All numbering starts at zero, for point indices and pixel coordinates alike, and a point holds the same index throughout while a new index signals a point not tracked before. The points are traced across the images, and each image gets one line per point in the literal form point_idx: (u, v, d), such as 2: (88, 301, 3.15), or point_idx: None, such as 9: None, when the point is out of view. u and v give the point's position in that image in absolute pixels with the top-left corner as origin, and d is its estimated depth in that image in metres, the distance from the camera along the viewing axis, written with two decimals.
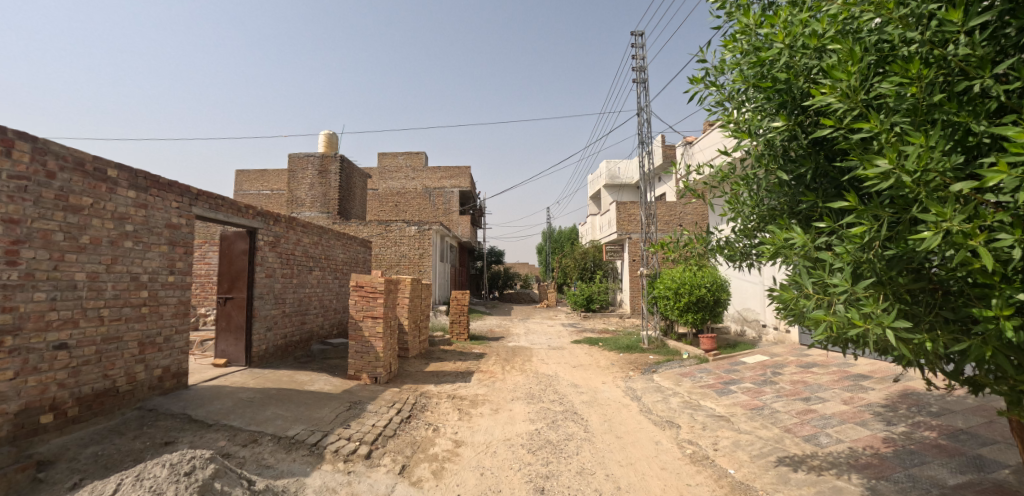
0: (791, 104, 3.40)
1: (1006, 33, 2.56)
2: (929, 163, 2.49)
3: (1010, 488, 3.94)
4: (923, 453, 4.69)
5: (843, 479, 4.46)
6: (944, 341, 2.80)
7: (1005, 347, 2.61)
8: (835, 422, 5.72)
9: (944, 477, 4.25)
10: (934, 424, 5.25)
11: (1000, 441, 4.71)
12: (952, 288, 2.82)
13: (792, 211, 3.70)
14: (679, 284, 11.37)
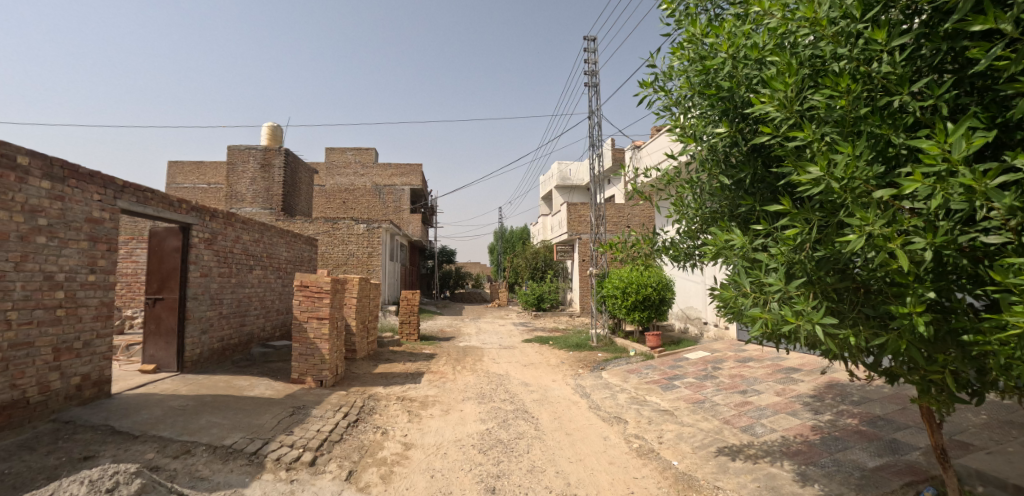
0: (733, 112, 3.54)
1: (921, 55, 2.72)
2: (856, 172, 2.64)
3: (920, 468, 4.25)
4: (846, 439, 4.99)
5: (776, 465, 4.68)
6: (865, 335, 2.99)
7: (917, 341, 2.81)
8: (770, 412, 6.01)
9: (864, 460, 4.53)
10: (855, 412, 5.62)
11: (913, 425, 5.09)
12: (871, 288, 3.00)
13: (732, 214, 3.86)
14: (626, 283, 11.66)
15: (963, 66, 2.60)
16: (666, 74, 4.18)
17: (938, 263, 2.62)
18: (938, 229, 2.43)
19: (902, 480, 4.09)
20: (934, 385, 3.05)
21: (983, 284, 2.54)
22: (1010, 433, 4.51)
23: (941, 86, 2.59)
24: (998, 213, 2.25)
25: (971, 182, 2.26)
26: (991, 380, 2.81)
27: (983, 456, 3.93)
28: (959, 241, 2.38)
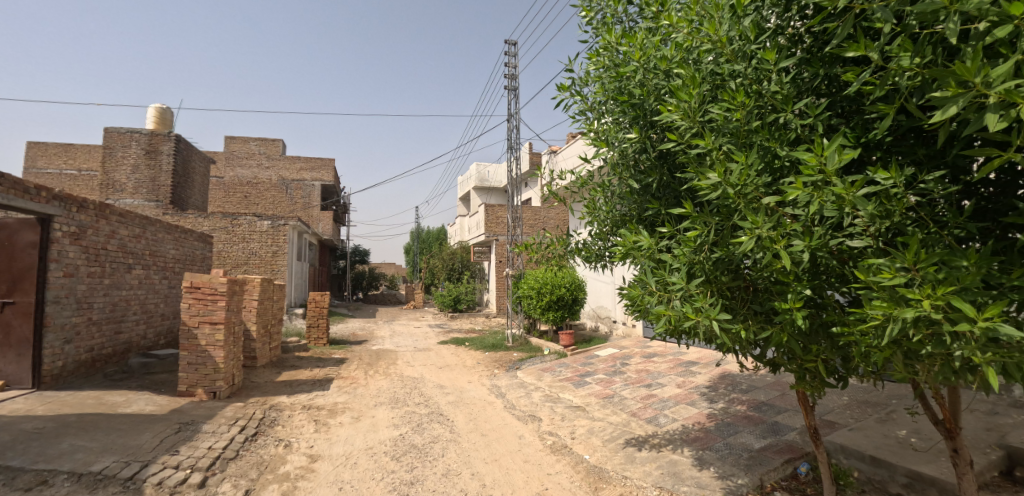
0: (643, 119, 3.72)
1: (803, 78, 3.02)
2: (748, 180, 2.86)
3: (796, 446, 4.71)
4: (736, 423, 5.41)
5: (677, 453, 4.97)
6: (753, 329, 3.26)
7: (796, 334, 3.10)
8: (671, 403, 6.39)
9: (751, 442, 4.94)
10: (744, 399, 6.12)
11: (792, 408, 5.63)
12: (759, 287, 3.28)
13: (639, 218, 4.05)
14: (541, 284, 11.91)
15: (836, 90, 2.90)
16: (582, 80, 4.30)
17: (814, 264, 2.90)
18: (815, 233, 2.68)
19: (782, 458, 4.49)
20: (808, 372, 3.38)
21: (850, 282, 2.85)
22: (866, 411, 5.12)
23: (819, 106, 2.86)
24: (863, 220, 2.53)
25: (842, 193, 2.51)
26: (855, 367, 3.16)
27: (846, 431, 4.35)
28: (831, 244, 2.65)
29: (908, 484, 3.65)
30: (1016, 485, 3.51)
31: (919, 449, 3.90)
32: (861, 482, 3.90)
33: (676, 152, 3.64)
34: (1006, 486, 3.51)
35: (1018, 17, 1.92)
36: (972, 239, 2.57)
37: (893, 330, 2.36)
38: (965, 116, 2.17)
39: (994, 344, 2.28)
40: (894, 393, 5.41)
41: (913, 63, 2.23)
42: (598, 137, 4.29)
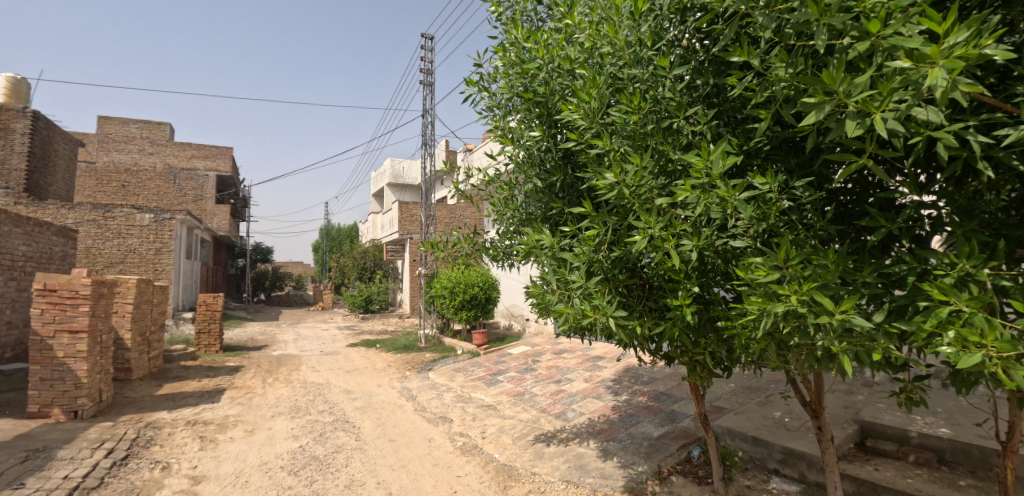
0: (547, 118, 3.78)
1: (695, 86, 3.20)
2: (642, 181, 3.02)
3: (690, 432, 5.06)
4: (638, 414, 5.72)
5: (584, 445, 5.16)
6: (648, 324, 3.46)
7: (686, 328, 3.33)
8: (579, 398, 6.62)
9: (651, 430, 5.23)
10: (644, 390, 6.47)
11: (686, 396, 6.04)
12: (654, 284, 3.49)
13: (544, 217, 4.11)
14: (454, 283, 11.84)
15: (722, 97, 3.08)
16: (489, 76, 4.27)
17: (702, 262, 3.13)
18: (702, 234, 2.91)
19: (678, 444, 4.81)
20: (698, 364, 3.63)
21: (732, 279, 3.11)
22: (749, 396, 5.62)
23: (707, 113, 3.07)
24: (744, 221, 2.78)
25: (725, 195, 2.77)
26: (738, 358, 3.43)
27: (732, 415, 4.73)
28: (716, 244, 2.88)
29: (782, 460, 4.03)
30: (868, 455, 3.98)
31: (791, 428, 4.32)
32: (744, 461, 4.27)
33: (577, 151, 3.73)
34: (861, 456, 3.96)
35: (874, 34, 2.17)
36: (833, 240, 2.89)
37: (767, 322, 2.61)
38: (828, 126, 2.44)
39: (849, 333, 2.60)
40: (772, 379, 5.97)
41: (788, 73, 2.45)
42: (503, 134, 4.25)
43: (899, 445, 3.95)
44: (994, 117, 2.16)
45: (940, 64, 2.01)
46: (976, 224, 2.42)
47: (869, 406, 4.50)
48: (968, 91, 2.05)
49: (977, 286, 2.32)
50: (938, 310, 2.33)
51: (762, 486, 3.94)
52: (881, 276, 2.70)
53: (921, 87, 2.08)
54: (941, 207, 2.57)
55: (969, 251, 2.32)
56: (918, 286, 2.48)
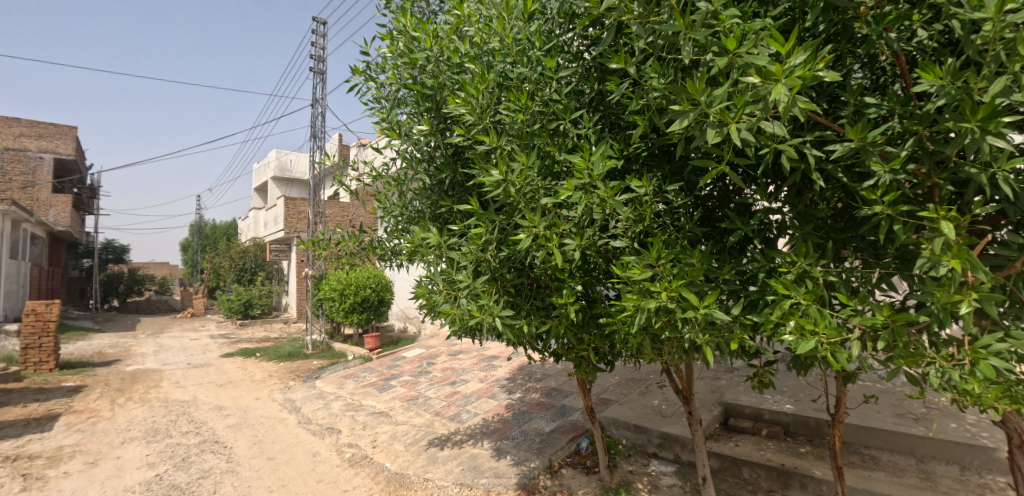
0: (436, 111, 3.59)
1: (581, 91, 3.32)
2: (527, 179, 3.09)
3: (579, 424, 5.29)
4: (531, 411, 5.87)
5: (477, 446, 5.18)
6: (534, 323, 3.54)
7: (571, 325, 3.46)
8: (474, 399, 6.64)
9: (543, 426, 5.39)
10: (536, 387, 6.66)
11: (576, 391, 6.31)
12: (541, 283, 3.59)
13: (433, 216, 3.97)
14: (344, 285, 11.28)
15: (607, 104, 3.23)
16: (377, 65, 4.03)
17: (584, 261, 3.28)
18: (584, 234, 3.05)
19: (568, 438, 5.00)
20: (584, 360, 3.78)
21: (612, 278, 3.28)
22: (631, 387, 5.99)
23: (590, 118, 3.21)
24: (622, 222, 2.96)
25: (605, 196, 2.92)
26: (619, 352, 3.62)
27: (617, 406, 5.01)
28: (597, 244, 3.05)
29: (660, 444, 4.35)
30: (731, 433, 4.39)
31: (667, 414, 4.67)
32: (627, 448, 4.54)
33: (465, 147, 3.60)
34: (725, 435, 4.36)
35: (731, 50, 2.39)
36: (700, 240, 3.16)
37: (641, 317, 2.80)
38: (693, 134, 2.67)
39: (711, 325, 2.87)
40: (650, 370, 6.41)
41: (660, 82, 2.64)
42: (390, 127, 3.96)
43: (754, 421, 4.42)
44: (823, 133, 2.51)
45: (782, 81, 2.26)
46: (811, 227, 2.78)
47: (731, 389, 4.97)
48: (804, 107, 2.34)
49: (811, 281, 2.67)
50: (782, 302, 2.66)
51: (643, 470, 4.21)
52: (738, 273, 3.01)
53: (766, 103, 2.32)
54: (785, 213, 2.90)
55: (806, 250, 2.68)
56: (766, 282, 2.80)
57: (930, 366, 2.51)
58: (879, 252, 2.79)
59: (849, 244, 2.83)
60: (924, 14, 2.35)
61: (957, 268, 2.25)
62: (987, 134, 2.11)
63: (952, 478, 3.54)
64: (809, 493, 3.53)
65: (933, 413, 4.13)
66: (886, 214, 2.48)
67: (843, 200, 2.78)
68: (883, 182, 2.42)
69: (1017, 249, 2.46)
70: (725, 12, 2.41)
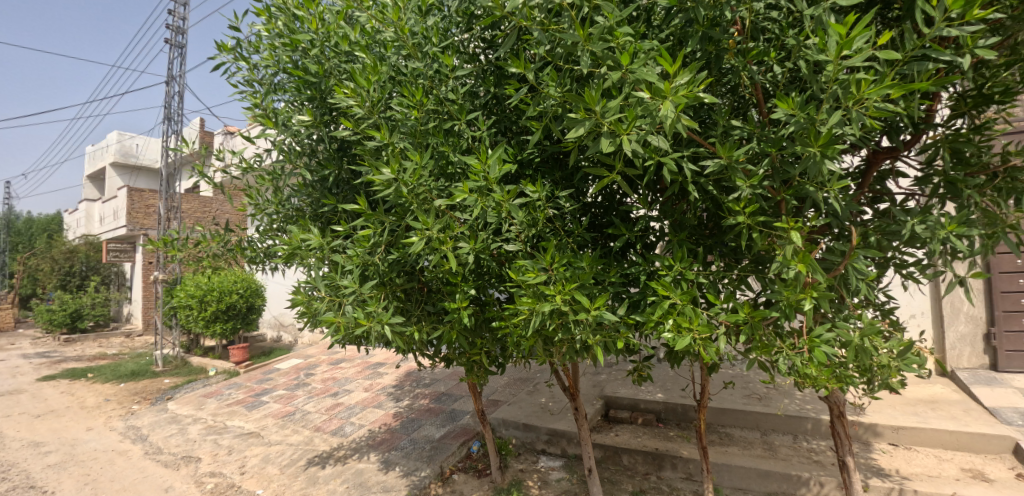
0: (320, 102, 3.28)
1: (477, 93, 3.25)
2: (420, 179, 2.96)
3: (469, 427, 5.26)
4: (420, 418, 5.72)
5: (363, 461, 4.92)
6: (426, 329, 3.41)
7: (464, 330, 3.40)
8: (358, 410, 6.30)
9: (433, 433, 5.28)
10: (425, 393, 6.51)
11: (465, 394, 6.28)
12: (433, 287, 3.49)
13: (314, 214, 3.63)
14: (205, 291, 10.03)
15: (502, 107, 3.23)
16: (250, 44, 3.58)
17: (478, 265, 3.26)
18: (478, 237, 3.03)
19: (459, 441, 4.94)
20: (475, 364, 3.74)
21: (505, 282, 3.29)
22: (519, 387, 6.10)
23: (485, 121, 3.18)
24: (516, 226, 3.00)
25: (500, 199, 2.91)
26: (510, 354, 3.63)
27: (506, 407, 5.09)
28: (491, 247, 3.05)
29: (548, 440, 4.50)
30: (611, 424, 4.66)
31: (554, 411, 4.84)
32: (517, 447, 4.63)
33: (351, 142, 3.33)
34: (606, 426, 4.62)
35: (625, 65, 2.51)
36: (590, 244, 3.29)
37: (535, 321, 2.84)
38: (586, 143, 2.77)
39: (600, 327, 3.02)
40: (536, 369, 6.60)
41: (556, 90, 2.70)
42: (263, 114, 3.52)
43: (631, 411, 4.74)
44: (697, 149, 2.75)
45: (670, 98, 2.42)
46: (685, 234, 2.98)
47: (610, 382, 5.28)
48: (687, 124, 2.53)
49: (686, 282, 2.89)
50: (662, 302, 2.83)
51: (534, 467, 4.31)
52: (623, 276, 3.18)
53: (655, 118, 2.48)
54: (662, 220, 3.08)
55: (682, 255, 2.90)
56: (648, 284, 3.01)
57: (780, 356, 2.80)
58: (740, 258, 3.03)
59: (715, 249, 3.08)
60: (779, 52, 2.66)
61: (803, 271, 2.57)
62: (825, 158, 2.43)
63: (789, 446, 4.09)
64: (678, 472, 3.87)
65: (772, 392, 4.71)
66: (747, 224, 2.73)
67: (710, 209, 2.99)
68: (745, 196, 2.68)
69: (840, 254, 2.77)
70: (619, 29, 2.54)
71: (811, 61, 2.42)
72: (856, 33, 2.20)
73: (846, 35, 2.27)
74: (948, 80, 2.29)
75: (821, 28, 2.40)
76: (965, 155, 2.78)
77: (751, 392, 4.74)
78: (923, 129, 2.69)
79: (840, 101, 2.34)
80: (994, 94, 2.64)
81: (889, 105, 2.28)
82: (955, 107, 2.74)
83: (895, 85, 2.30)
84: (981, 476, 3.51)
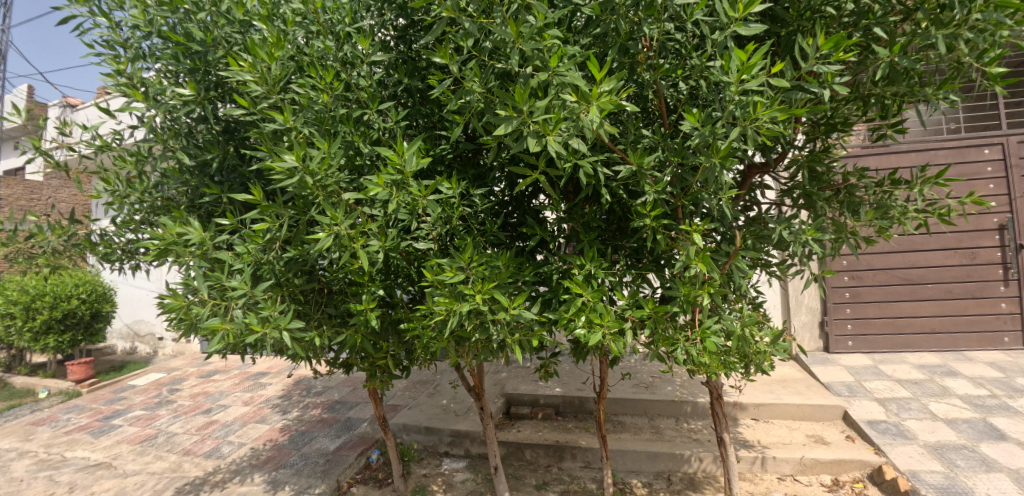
0: (204, 74, 2.84)
1: (388, 83, 3.02)
2: (329, 169, 2.50)
3: (368, 436, 4.95)
4: (310, 430, 5.25)
5: (247, 483, 4.38)
6: (328, 334, 3.04)
7: (368, 333, 3.06)
8: (237, 426, 5.61)
9: (327, 445, 4.88)
10: (316, 402, 6.02)
11: (361, 401, 5.91)
12: (334, 287, 3.12)
13: (189, 205, 3.13)
14: (32, 296, 8.11)
15: (416, 100, 3.04)
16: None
17: (387, 264, 2.94)
18: (388, 234, 2.61)
19: (356, 452, 4.63)
20: (378, 369, 3.48)
21: (415, 282, 2.99)
22: (419, 390, 5.93)
23: (398, 112, 2.93)
24: (429, 224, 2.65)
25: (417, 194, 2.55)
26: (416, 358, 3.41)
27: (406, 410, 4.94)
28: (402, 246, 2.64)
29: (452, 441, 4.47)
30: (512, 421, 4.76)
31: (459, 412, 4.78)
32: (419, 452, 4.54)
33: (245, 124, 2.96)
34: (508, 423, 4.71)
35: (553, 66, 2.36)
36: (505, 243, 3.04)
37: (452, 323, 2.55)
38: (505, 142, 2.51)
39: (517, 325, 2.75)
40: (438, 369, 6.47)
41: (480, 84, 2.47)
42: (128, 84, 2.93)
43: (531, 406, 4.89)
44: (609, 155, 2.65)
45: (596, 103, 2.30)
46: (594, 235, 2.92)
47: (512, 379, 5.37)
48: (609, 129, 2.41)
49: (595, 282, 2.79)
50: (575, 301, 2.72)
51: (438, 470, 4.26)
52: (535, 275, 3.04)
53: (581, 124, 2.33)
54: (570, 221, 3.02)
55: (594, 254, 2.80)
56: (562, 283, 2.88)
57: (678, 345, 2.85)
58: (641, 258, 3.13)
59: (620, 249, 3.11)
60: (684, 70, 2.70)
61: (703, 270, 2.64)
62: (722, 169, 2.46)
63: (672, 427, 4.50)
64: (578, 461, 4.13)
65: (658, 381, 5.11)
66: (652, 226, 2.71)
67: (618, 212, 2.98)
68: (651, 200, 2.65)
69: (726, 254, 2.91)
70: (548, 31, 2.38)
71: (715, 79, 2.42)
72: (756, 59, 2.26)
73: (747, 59, 2.30)
74: (817, 109, 2.50)
75: (724, 53, 2.44)
76: (818, 172, 3.14)
77: (639, 380, 5.14)
78: (787, 149, 2.97)
79: (737, 120, 2.36)
80: (838, 124, 2.94)
81: (778, 127, 2.33)
82: (810, 133, 2.99)
83: (783, 107, 2.34)
84: (822, 440, 4.20)
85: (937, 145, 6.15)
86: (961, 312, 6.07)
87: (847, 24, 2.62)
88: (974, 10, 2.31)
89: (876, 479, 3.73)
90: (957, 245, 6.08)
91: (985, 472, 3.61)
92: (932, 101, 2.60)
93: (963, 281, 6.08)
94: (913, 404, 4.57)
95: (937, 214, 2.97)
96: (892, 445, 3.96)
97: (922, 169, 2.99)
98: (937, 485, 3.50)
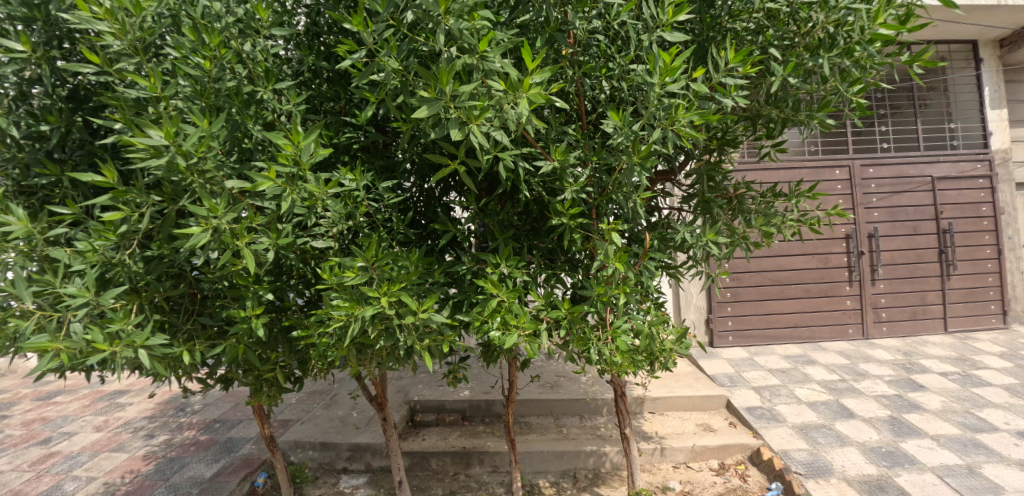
0: (41, 25, 2.30)
1: (284, 58, 2.63)
2: (206, 151, 2.08)
3: (253, 458, 4.44)
4: (181, 456, 4.62)
5: None
6: (201, 349, 2.57)
7: (253, 344, 2.65)
8: (86, 457, 4.77)
9: (202, 472, 4.31)
10: (191, 422, 5.33)
11: (245, 417, 5.34)
12: (209, 293, 2.67)
13: (15, 189, 2.52)
14: None
15: (319, 82, 2.70)
16: None
17: (277, 264, 2.51)
18: (280, 230, 2.26)
19: (238, 477, 4.15)
20: (265, 383, 3.07)
21: (313, 284, 2.63)
22: (315, 402, 5.52)
23: (298, 93, 2.55)
24: (329, 219, 2.30)
25: (315, 189, 2.19)
26: (310, 369, 3.05)
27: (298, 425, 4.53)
28: (297, 243, 2.29)
29: (350, 456, 4.18)
30: (418, 429, 4.59)
31: (358, 424, 4.48)
32: (313, 471, 4.20)
33: (97, 93, 2.44)
34: (412, 432, 4.53)
35: (481, 50, 2.02)
36: (412, 242, 2.76)
37: (353, 331, 2.21)
38: (424, 128, 2.20)
39: (427, 331, 2.49)
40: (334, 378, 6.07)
41: (396, 63, 2.07)
42: None
43: (437, 412, 4.76)
44: (530, 150, 2.42)
45: (526, 95, 2.03)
46: (510, 233, 2.70)
47: (417, 385, 5.17)
48: (535, 123, 2.18)
49: (512, 282, 2.57)
50: (489, 301, 2.46)
51: (336, 489, 3.98)
52: (445, 276, 2.70)
53: (505, 116, 2.07)
54: (484, 221, 2.76)
55: (509, 253, 2.55)
56: (474, 284, 2.60)
57: (591, 346, 2.69)
58: (553, 258, 2.96)
59: (534, 249, 2.92)
60: (608, 71, 2.61)
61: (620, 270, 2.50)
62: (643, 170, 2.37)
63: (577, 425, 4.62)
64: (486, 466, 4.07)
65: (562, 379, 5.22)
66: (569, 226, 2.54)
67: (535, 211, 2.79)
68: (570, 199, 2.46)
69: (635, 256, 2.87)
70: (479, 11, 2.02)
71: (640, 80, 2.37)
72: (679, 62, 2.23)
73: (669, 62, 2.28)
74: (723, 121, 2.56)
75: (649, 56, 2.37)
76: (715, 182, 3.28)
77: (545, 381, 5.21)
78: (687, 158, 3.16)
79: (659, 123, 2.31)
80: (727, 140, 3.10)
81: (696, 132, 2.29)
82: (707, 146, 3.10)
83: (700, 112, 2.31)
84: (710, 428, 4.54)
85: (802, 164, 6.99)
86: (816, 309, 6.93)
87: (745, 42, 2.73)
88: (851, 44, 2.54)
89: (755, 460, 4.10)
90: (815, 251, 6.93)
91: (841, 446, 4.10)
92: (810, 123, 2.83)
93: (818, 281, 6.94)
94: (782, 391, 5.11)
95: (809, 225, 3.22)
96: (767, 428, 4.38)
97: (796, 184, 3.23)
98: (804, 462, 3.91)
